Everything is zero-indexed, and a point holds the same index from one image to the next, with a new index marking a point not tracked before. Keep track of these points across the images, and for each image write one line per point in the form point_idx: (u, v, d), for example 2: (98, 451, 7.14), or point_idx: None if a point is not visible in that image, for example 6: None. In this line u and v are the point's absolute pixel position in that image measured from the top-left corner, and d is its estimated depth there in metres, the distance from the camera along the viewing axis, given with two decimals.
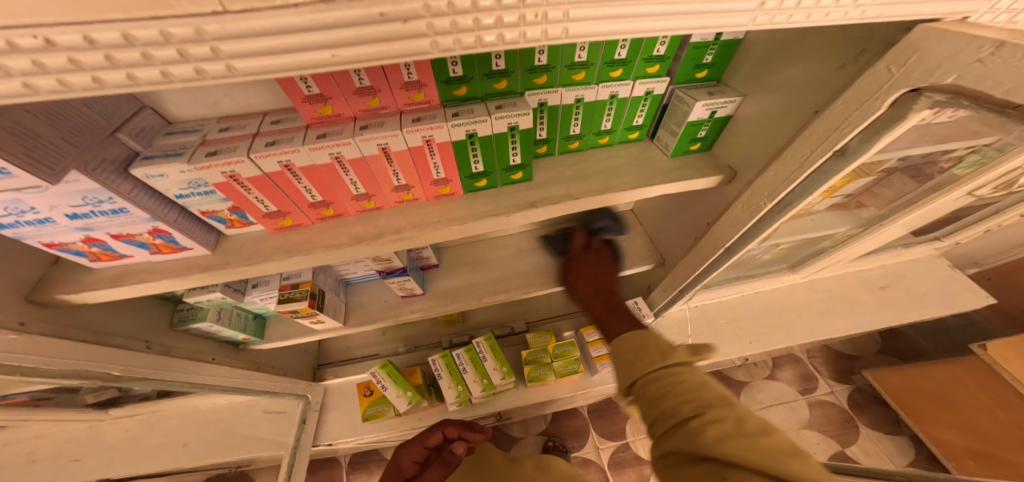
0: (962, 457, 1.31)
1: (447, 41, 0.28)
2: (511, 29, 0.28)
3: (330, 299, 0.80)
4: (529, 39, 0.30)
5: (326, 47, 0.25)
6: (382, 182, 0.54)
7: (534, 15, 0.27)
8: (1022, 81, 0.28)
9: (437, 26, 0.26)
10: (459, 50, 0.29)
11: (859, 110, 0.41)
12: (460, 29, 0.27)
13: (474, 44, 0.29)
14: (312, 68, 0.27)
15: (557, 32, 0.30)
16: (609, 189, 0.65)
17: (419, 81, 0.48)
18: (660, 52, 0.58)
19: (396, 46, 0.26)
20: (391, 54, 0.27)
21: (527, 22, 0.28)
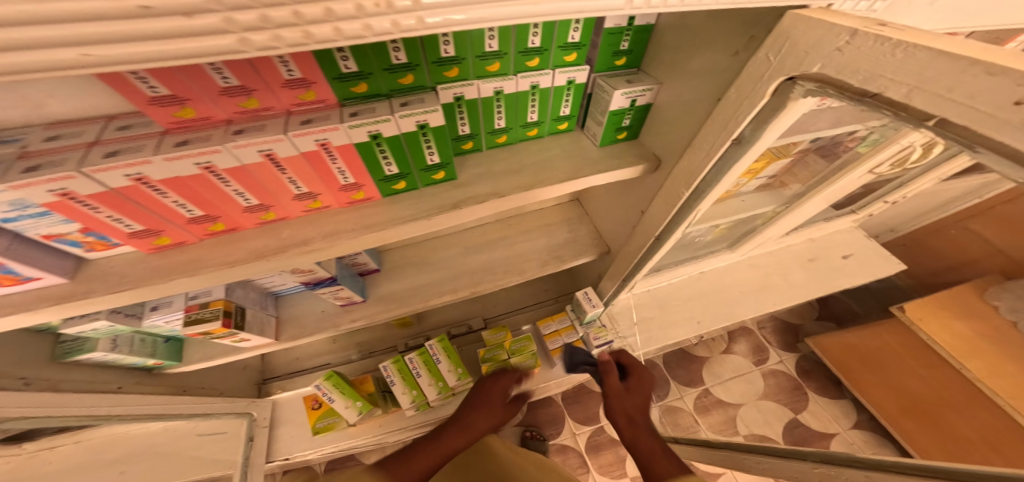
0: (897, 416, 1.50)
1: (263, 38, 0.23)
2: (348, 22, 0.24)
3: (253, 315, 0.75)
4: (379, 32, 0.26)
5: (72, 45, 0.18)
6: (279, 192, 0.48)
7: (373, 5, 0.23)
8: (869, 70, 0.30)
9: (255, 42, 0.23)
10: (285, 47, 0.24)
11: (751, 97, 0.42)
12: (277, 24, 0.22)
13: (304, 41, 0.24)
14: (60, 71, 0.19)
15: (411, 22, 0.26)
16: (537, 184, 0.62)
17: (304, 79, 0.41)
18: (575, 39, 0.56)
19: (193, 43, 0.21)
20: (192, 55, 0.22)
21: (366, 13, 0.24)
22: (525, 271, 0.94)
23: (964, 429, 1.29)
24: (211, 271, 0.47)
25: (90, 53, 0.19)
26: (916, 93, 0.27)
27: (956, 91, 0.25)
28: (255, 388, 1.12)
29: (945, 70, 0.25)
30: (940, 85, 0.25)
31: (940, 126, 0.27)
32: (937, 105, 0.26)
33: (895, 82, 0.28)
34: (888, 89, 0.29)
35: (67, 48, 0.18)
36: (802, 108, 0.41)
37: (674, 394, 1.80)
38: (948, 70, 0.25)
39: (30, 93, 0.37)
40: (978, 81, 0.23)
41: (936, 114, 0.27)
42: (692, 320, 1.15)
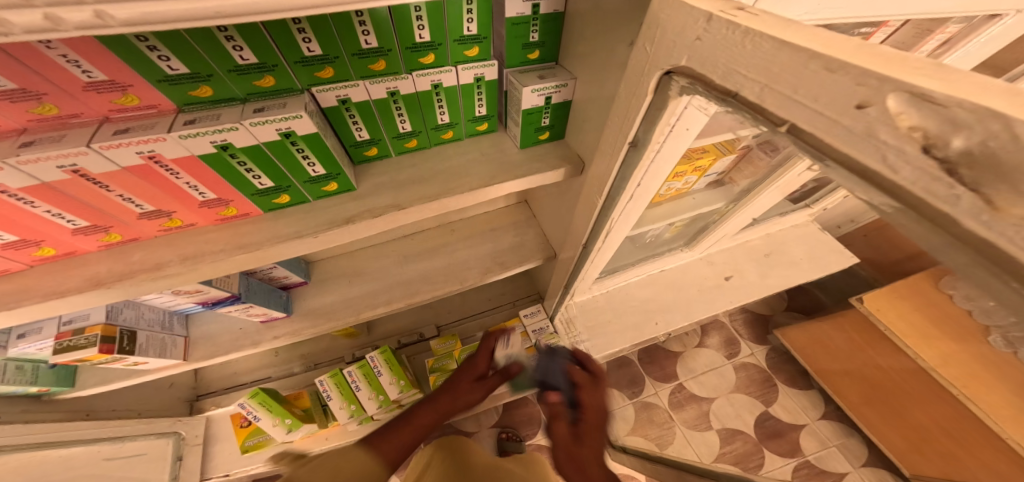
0: (858, 406, 1.55)
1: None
2: None
3: (149, 337, 0.68)
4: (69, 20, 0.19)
5: None
6: (118, 212, 0.41)
7: None
8: (726, 63, 0.27)
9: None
10: None
11: (637, 94, 0.38)
12: None
13: None
14: None
15: None
16: (446, 192, 0.57)
17: (112, 81, 0.34)
18: (471, 31, 0.49)
19: None
20: None
21: None
22: (465, 278, 0.89)
23: (914, 412, 1.36)
24: (39, 304, 0.40)
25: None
26: (769, 92, 0.24)
27: (802, 90, 0.22)
28: (186, 405, 1.05)
29: (792, 61, 0.22)
30: (789, 82, 0.22)
31: (792, 133, 0.24)
32: (786, 107, 0.23)
33: (749, 79, 0.25)
34: (745, 87, 0.26)
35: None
36: (700, 120, 0.39)
37: (648, 390, 1.80)
38: (797, 60, 0.22)
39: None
40: (833, 79, 0.20)
41: (786, 119, 0.24)
42: (648, 321, 1.13)
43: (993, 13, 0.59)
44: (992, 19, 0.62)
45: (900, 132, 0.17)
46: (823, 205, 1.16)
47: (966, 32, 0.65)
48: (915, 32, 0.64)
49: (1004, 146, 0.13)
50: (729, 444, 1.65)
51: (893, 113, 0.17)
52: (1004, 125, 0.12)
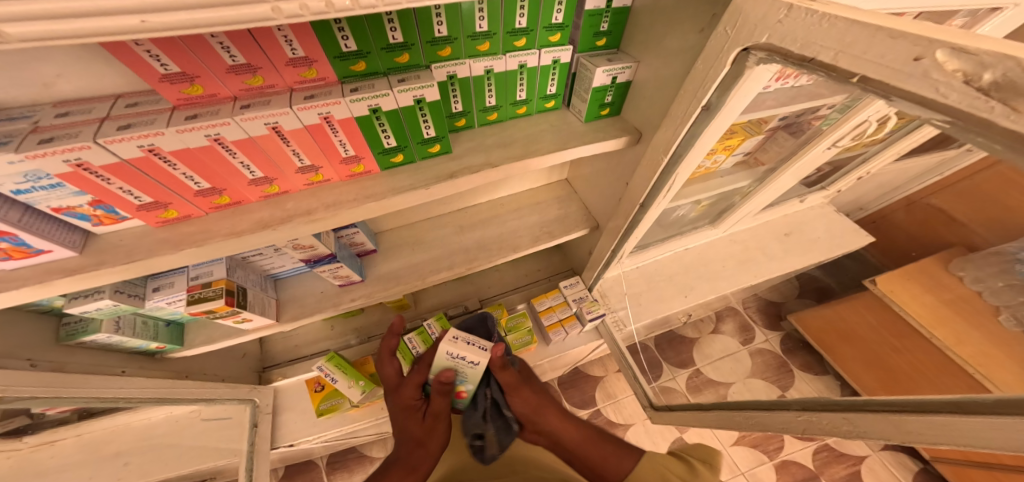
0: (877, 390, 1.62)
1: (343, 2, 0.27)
2: None
3: (254, 295, 0.77)
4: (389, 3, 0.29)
5: (135, 12, 0.22)
6: (284, 165, 0.50)
7: None
8: (805, 38, 0.35)
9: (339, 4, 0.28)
10: (309, 16, 0.28)
11: (714, 67, 0.47)
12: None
13: (325, 9, 0.28)
14: (118, 34, 0.23)
15: None
16: (526, 156, 0.65)
17: (306, 57, 0.43)
18: (558, 20, 0.58)
19: (233, 12, 0.25)
20: (223, 21, 0.25)
21: None
22: (517, 247, 0.98)
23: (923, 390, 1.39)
24: (224, 242, 0.49)
25: (280, 8, 0.26)
26: (841, 56, 0.33)
27: (868, 52, 0.31)
28: (255, 375, 1.14)
29: (859, 35, 0.31)
30: (856, 48, 0.32)
31: (862, 82, 0.33)
32: (855, 65, 0.32)
33: (824, 47, 0.34)
34: (820, 54, 0.35)
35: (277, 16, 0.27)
36: (764, 78, 0.47)
37: (667, 375, 1.88)
38: (863, 34, 0.31)
39: (34, 69, 0.39)
40: (878, 43, 0.30)
41: (857, 72, 0.32)
42: (679, 294, 1.21)
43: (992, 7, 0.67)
44: (994, 12, 0.70)
45: (948, 74, 0.26)
46: (838, 187, 1.24)
47: (972, 22, 0.73)
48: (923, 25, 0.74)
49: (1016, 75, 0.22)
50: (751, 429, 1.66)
51: (941, 62, 0.26)
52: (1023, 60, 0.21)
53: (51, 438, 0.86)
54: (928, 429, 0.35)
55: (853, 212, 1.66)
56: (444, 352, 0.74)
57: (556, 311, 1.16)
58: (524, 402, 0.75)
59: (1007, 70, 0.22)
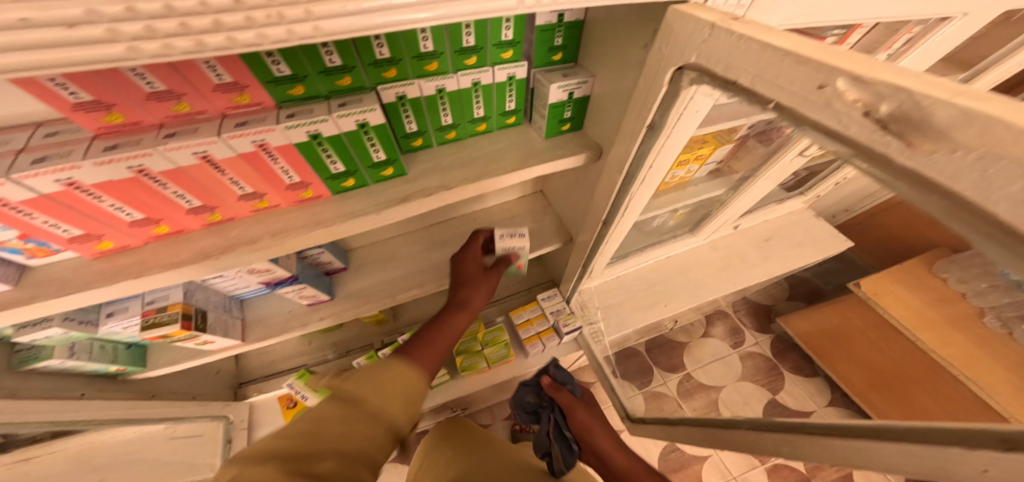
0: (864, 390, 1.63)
1: (218, 39, 0.25)
2: (241, 32, 0.26)
3: (216, 318, 0.76)
4: (276, 40, 0.27)
5: None
6: (223, 193, 0.49)
7: (266, 16, 0.25)
8: (726, 60, 0.35)
9: (211, 43, 0.25)
10: (179, 54, 0.25)
11: (654, 85, 0.46)
12: (166, 34, 0.23)
13: (197, 48, 0.25)
14: None
15: (308, 31, 0.28)
16: (483, 177, 0.65)
17: (235, 82, 0.42)
18: (508, 37, 0.58)
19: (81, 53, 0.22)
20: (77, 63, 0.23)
21: (259, 23, 0.25)
22: None
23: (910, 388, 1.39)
24: (168, 271, 0.49)
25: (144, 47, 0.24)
26: (757, 80, 0.33)
27: (780, 78, 0.31)
28: (230, 392, 1.12)
29: (771, 58, 0.31)
30: (769, 72, 0.31)
31: (778, 108, 0.32)
32: (772, 91, 0.32)
33: (743, 70, 0.34)
34: (740, 77, 0.34)
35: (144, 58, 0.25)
36: (706, 105, 0.48)
37: (658, 380, 1.87)
38: (775, 57, 0.31)
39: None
40: (789, 68, 0.30)
41: (772, 99, 0.32)
42: (659, 303, 1.20)
43: (944, 15, 0.67)
44: (943, 21, 0.70)
45: (847, 103, 0.26)
46: (817, 192, 1.24)
47: (924, 32, 0.73)
48: (884, 33, 0.73)
49: (909, 107, 0.22)
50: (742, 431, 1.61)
51: (841, 91, 0.26)
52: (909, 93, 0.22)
53: None
54: (859, 461, 0.34)
55: (838, 215, 1.65)
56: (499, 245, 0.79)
57: (533, 325, 1.16)
58: (581, 425, 0.80)
59: (901, 102, 0.22)
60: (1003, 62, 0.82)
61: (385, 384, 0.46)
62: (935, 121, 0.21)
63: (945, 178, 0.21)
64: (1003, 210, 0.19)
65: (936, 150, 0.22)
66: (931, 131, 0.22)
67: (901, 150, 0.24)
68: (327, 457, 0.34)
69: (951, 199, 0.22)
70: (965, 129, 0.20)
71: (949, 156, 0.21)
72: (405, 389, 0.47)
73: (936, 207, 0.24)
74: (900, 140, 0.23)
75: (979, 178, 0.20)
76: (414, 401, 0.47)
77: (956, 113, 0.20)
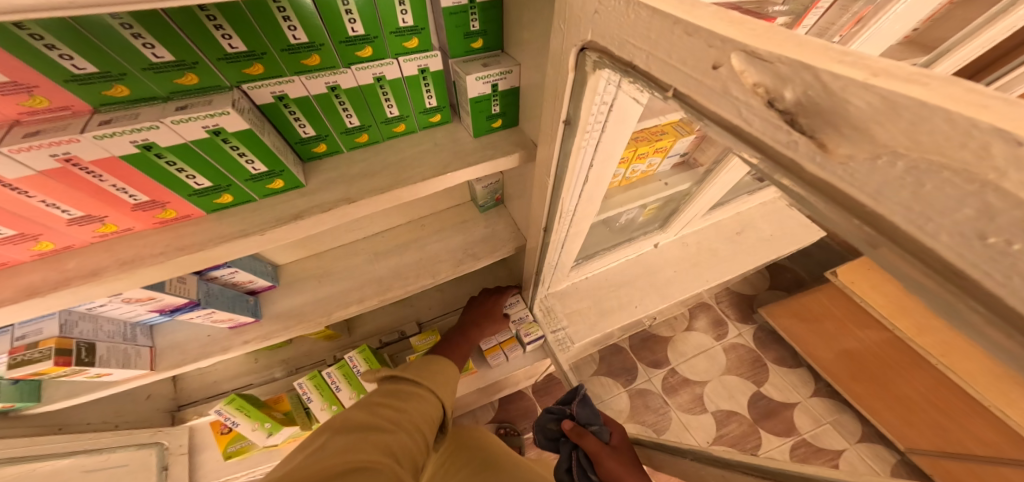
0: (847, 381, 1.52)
1: None
2: None
3: (110, 347, 0.67)
4: None
5: None
6: (43, 219, 0.41)
7: None
8: (620, 35, 0.27)
9: None
10: None
11: (561, 73, 0.38)
12: None
13: None
14: None
15: None
16: (397, 184, 0.57)
17: (14, 82, 0.33)
18: (407, 23, 0.49)
19: None
20: None
21: None
22: (437, 272, 0.89)
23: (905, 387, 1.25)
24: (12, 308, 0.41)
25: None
26: (653, 60, 0.25)
27: (673, 55, 0.23)
28: (167, 416, 1.04)
29: (662, 29, 0.23)
30: (661, 48, 0.24)
31: (677, 98, 0.25)
32: (667, 74, 0.24)
33: (637, 49, 0.26)
34: (636, 58, 0.26)
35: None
36: (634, 107, 0.43)
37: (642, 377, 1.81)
38: (666, 28, 0.23)
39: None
40: (679, 42, 0.22)
41: (669, 85, 0.24)
42: (628, 305, 1.13)
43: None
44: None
45: (747, 88, 0.19)
46: None
47: (873, 12, 0.64)
48: (837, 12, 0.67)
49: (819, 94, 0.15)
50: (726, 426, 1.51)
51: (739, 71, 0.19)
52: (815, 76, 0.15)
53: None
54: None
55: None
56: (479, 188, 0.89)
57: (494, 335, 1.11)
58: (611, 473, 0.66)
59: (806, 87, 0.15)
60: (960, 48, 0.68)
61: (408, 410, 0.58)
62: (850, 114, 0.14)
63: (868, 194, 0.16)
64: (946, 244, 0.14)
65: (855, 155, 0.15)
66: (846, 129, 0.15)
67: (813, 154, 0.17)
68: (371, 451, 0.44)
69: (869, 218, 0.17)
70: (886, 122, 0.13)
71: (871, 164, 0.15)
72: (422, 411, 0.60)
73: (856, 238, 0.19)
74: (810, 140, 0.17)
75: (911, 197, 0.14)
76: (430, 424, 0.59)
77: (877, 102, 0.13)
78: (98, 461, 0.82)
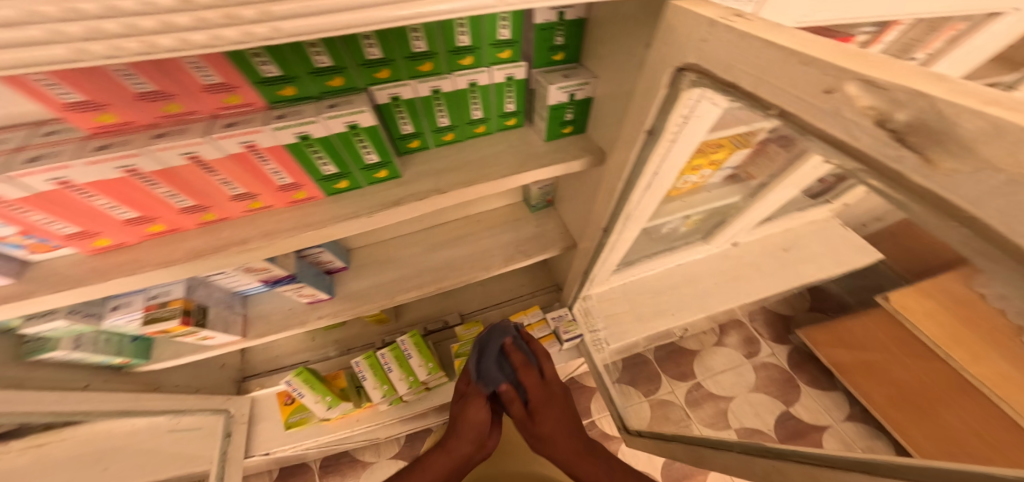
0: None
1: None
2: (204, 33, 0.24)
3: (215, 313, 0.76)
4: None
5: None
6: (215, 194, 0.50)
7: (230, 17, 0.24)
8: (729, 61, 0.31)
9: None
10: None
11: (654, 88, 0.43)
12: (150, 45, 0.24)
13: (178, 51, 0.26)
14: None
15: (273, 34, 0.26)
16: (479, 179, 0.64)
17: (223, 83, 0.43)
18: (506, 36, 0.57)
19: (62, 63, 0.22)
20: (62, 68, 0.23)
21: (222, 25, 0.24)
22: (490, 265, 0.96)
23: None
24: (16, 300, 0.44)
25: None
26: (763, 84, 0.29)
27: (787, 81, 0.27)
28: (233, 385, 1.13)
29: (775, 59, 0.27)
30: (771, 74, 0.28)
31: (784, 116, 0.29)
32: (779, 96, 0.28)
33: (745, 73, 0.30)
34: (743, 80, 0.31)
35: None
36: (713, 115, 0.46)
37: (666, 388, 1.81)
38: (780, 58, 0.27)
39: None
40: (794, 70, 0.26)
41: (777, 105, 0.28)
42: (664, 312, 1.16)
43: (988, 12, 0.64)
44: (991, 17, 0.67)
45: (859, 111, 0.22)
46: None
47: (969, 28, 0.69)
48: (925, 30, 0.70)
49: (930, 117, 0.18)
50: None
51: (854, 97, 0.22)
52: (931, 105, 0.18)
53: None
54: None
55: None
56: (536, 189, 0.96)
57: (533, 329, 1.14)
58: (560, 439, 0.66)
59: (921, 110, 0.18)
60: None
61: None
62: (960, 134, 0.17)
63: (969, 201, 0.18)
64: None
65: (962, 168, 0.18)
66: (955, 148, 0.18)
67: (919, 168, 0.20)
68: None
69: (975, 227, 0.19)
70: (993, 145, 0.16)
71: (975, 176, 0.17)
72: None
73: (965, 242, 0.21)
74: (918, 155, 0.20)
75: (1007, 204, 0.16)
76: None
77: (987, 127, 0.16)
78: (173, 424, 0.90)
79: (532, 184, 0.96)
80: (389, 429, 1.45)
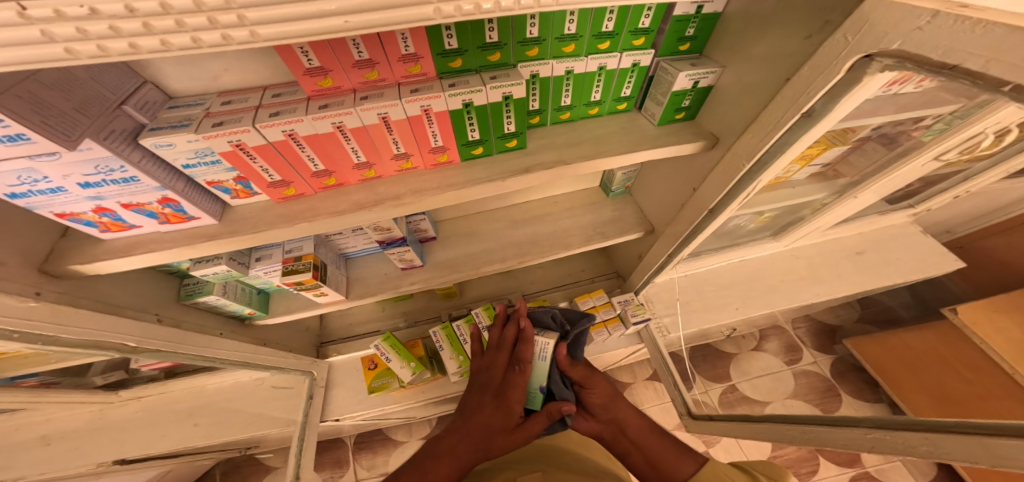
0: None
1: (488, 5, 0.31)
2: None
3: (332, 272, 0.82)
4: (524, 6, 0.32)
5: (341, 13, 0.26)
6: (383, 152, 0.57)
7: None
8: (949, 45, 0.32)
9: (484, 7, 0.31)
10: (459, 17, 0.31)
11: (825, 73, 0.45)
12: None
13: (473, 12, 0.31)
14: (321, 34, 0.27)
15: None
16: (598, 154, 0.68)
17: (416, 53, 0.50)
18: (645, 24, 0.61)
19: (406, 13, 0.28)
20: (400, 21, 0.29)
21: None
22: (570, 244, 0.99)
23: None
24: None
25: (169, 41, 0.24)
26: (994, 63, 0.30)
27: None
28: (314, 349, 1.20)
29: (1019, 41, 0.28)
30: (1018, 54, 0.28)
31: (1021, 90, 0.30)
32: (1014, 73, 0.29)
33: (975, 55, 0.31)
34: (969, 62, 0.32)
35: (152, 36, 0.23)
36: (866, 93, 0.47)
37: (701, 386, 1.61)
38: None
39: (169, 71, 0.48)
40: None
41: (1013, 81, 0.29)
42: (728, 306, 1.18)
43: None
44: None
45: None
46: (929, 206, 1.14)
47: None
48: None
49: None
50: (781, 449, 1.47)
51: None
52: None
53: (135, 395, 1.03)
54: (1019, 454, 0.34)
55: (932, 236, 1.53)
56: (620, 173, 0.99)
57: (599, 312, 1.15)
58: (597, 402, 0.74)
59: None
60: None
61: None
62: None
63: None
64: None
65: None
66: None
67: None
68: None
69: None
70: None
71: None
72: None
73: None
74: None
75: None
76: None
77: None
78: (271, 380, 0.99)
79: (614, 170, 0.99)
80: (423, 409, 1.48)
